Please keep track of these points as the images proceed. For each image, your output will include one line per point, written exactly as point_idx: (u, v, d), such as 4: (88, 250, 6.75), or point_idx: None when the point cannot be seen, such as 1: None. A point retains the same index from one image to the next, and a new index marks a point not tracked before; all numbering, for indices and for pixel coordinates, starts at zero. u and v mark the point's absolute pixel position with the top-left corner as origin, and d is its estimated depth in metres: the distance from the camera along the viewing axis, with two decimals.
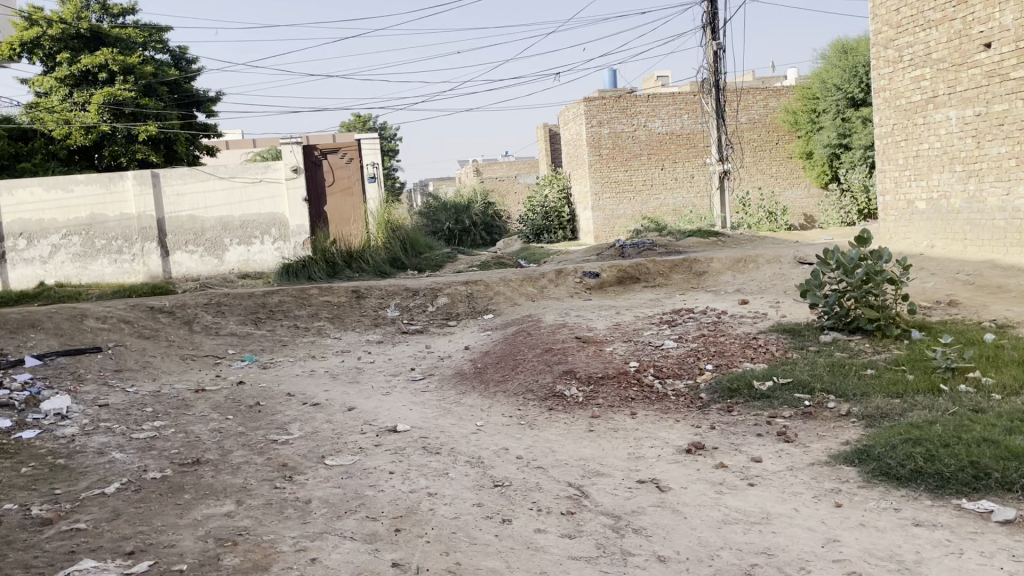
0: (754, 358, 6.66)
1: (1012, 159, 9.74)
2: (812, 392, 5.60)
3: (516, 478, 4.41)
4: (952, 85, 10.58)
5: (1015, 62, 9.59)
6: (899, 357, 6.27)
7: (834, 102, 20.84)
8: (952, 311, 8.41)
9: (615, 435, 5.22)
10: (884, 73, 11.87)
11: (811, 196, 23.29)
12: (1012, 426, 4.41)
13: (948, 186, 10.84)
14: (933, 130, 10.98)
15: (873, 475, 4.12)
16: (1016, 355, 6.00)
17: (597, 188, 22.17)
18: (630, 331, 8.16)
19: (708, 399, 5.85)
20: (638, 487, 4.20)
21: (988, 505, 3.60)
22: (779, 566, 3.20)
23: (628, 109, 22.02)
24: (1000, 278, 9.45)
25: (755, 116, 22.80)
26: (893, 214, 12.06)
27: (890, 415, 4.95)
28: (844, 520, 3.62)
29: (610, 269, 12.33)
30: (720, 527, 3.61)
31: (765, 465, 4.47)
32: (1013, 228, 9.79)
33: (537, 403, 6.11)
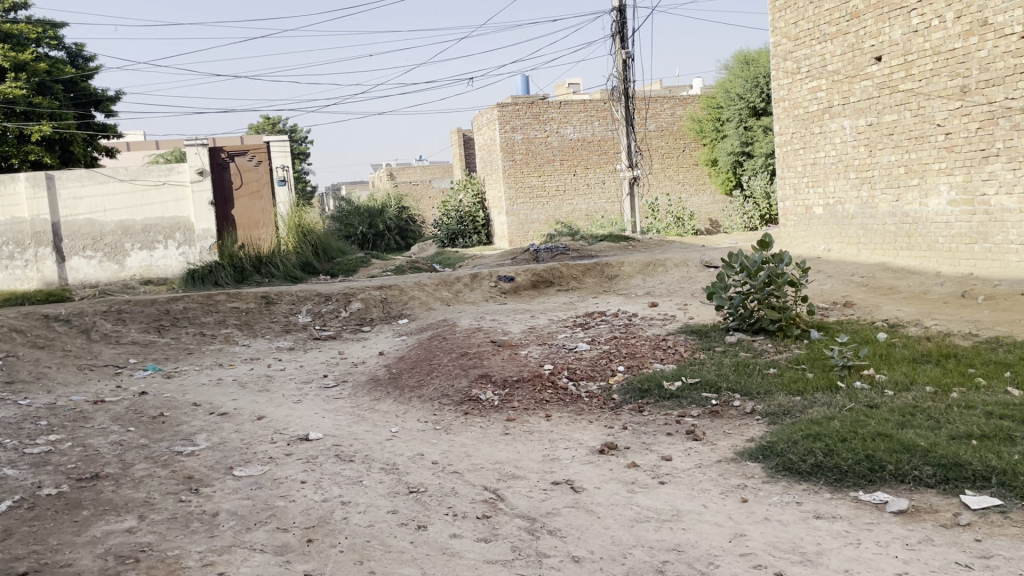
0: (663, 359, 6.83)
1: (901, 167, 10.29)
2: (719, 391, 5.78)
3: (431, 483, 4.39)
4: (846, 96, 11.09)
5: (903, 74, 10.13)
6: (799, 355, 6.55)
7: (738, 111, 21.63)
8: (847, 311, 8.82)
9: (530, 437, 5.26)
10: (784, 84, 12.34)
11: (717, 202, 23.94)
12: (903, 420, 4.67)
13: (843, 193, 11.35)
14: (829, 138, 11.48)
15: (776, 470, 4.27)
16: (907, 353, 6.35)
17: (510, 193, 22.34)
18: (544, 335, 8.24)
19: (620, 399, 5.96)
20: (553, 488, 4.25)
21: (882, 496, 3.80)
22: (689, 562, 3.28)
23: (540, 115, 22.22)
24: (892, 280, 9.98)
25: (663, 124, 23.31)
26: (793, 220, 12.53)
27: (791, 412, 5.15)
28: (749, 515, 3.74)
29: (525, 273, 12.41)
30: (633, 526, 3.68)
31: (674, 463, 4.58)
32: (903, 233, 10.37)
33: (453, 407, 6.09)
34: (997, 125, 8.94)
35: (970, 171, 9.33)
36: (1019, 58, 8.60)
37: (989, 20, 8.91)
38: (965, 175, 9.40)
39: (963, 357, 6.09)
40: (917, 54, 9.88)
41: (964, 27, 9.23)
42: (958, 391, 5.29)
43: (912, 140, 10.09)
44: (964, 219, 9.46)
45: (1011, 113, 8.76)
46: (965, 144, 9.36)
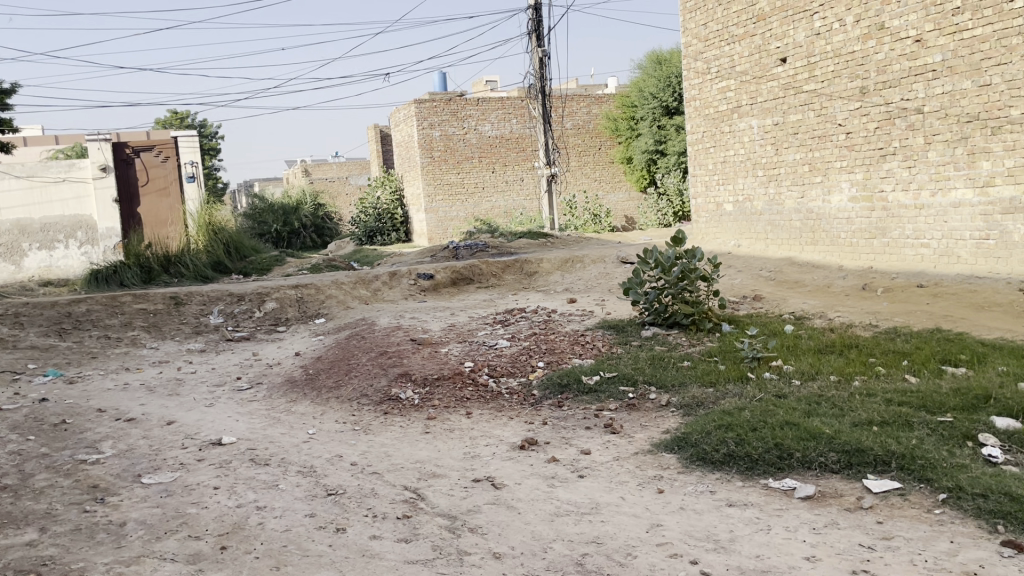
0: (582, 354, 6.91)
1: (805, 165, 10.69)
2: (635, 384, 5.89)
3: (350, 485, 4.33)
4: (754, 96, 11.44)
5: (807, 75, 10.52)
6: (712, 348, 6.73)
7: (651, 110, 22.05)
8: (756, 304, 9.10)
9: (451, 436, 5.24)
10: (694, 84, 12.63)
11: (632, 199, 24.36)
12: (810, 408, 4.86)
13: (751, 190, 11.71)
14: (738, 137, 11.82)
15: (691, 460, 4.37)
16: (811, 344, 6.61)
17: (429, 191, 22.20)
18: (464, 332, 8.23)
19: (540, 395, 6.00)
20: (474, 486, 4.25)
21: (790, 482, 3.95)
22: (608, 554, 3.33)
23: (458, 112, 22.15)
24: (798, 274, 10.36)
25: (579, 122, 23.54)
26: (704, 217, 12.85)
27: (705, 404, 5.29)
28: (665, 505, 3.83)
29: (444, 271, 12.36)
30: (553, 520, 3.71)
31: (593, 457, 4.64)
32: (808, 228, 10.78)
33: (372, 407, 6.02)
34: (894, 125, 9.38)
35: (869, 169, 9.76)
36: (913, 62, 9.05)
37: (886, 24, 9.33)
38: (865, 173, 9.83)
39: (864, 348, 6.38)
40: (819, 56, 10.28)
41: (863, 30, 9.64)
42: (860, 379, 5.55)
43: (816, 139, 10.48)
44: (864, 215, 9.91)
45: (907, 113, 9.21)
46: (864, 143, 9.79)
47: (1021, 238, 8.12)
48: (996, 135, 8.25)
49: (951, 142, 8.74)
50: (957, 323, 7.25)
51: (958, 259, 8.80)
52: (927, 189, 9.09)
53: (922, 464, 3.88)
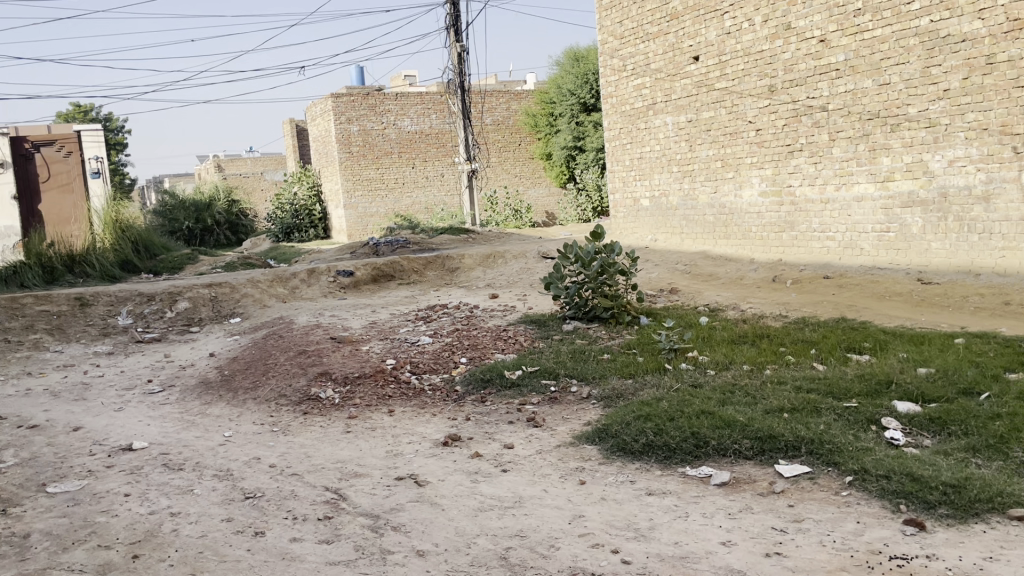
0: (504, 349, 6.93)
1: (718, 161, 10.97)
2: (557, 377, 5.95)
3: (268, 487, 4.23)
4: (668, 93, 11.68)
5: (718, 73, 10.80)
6: (631, 341, 6.86)
7: (569, 107, 22.34)
8: (673, 297, 9.29)
9: (372, 434, 5.19)
10: (611, 81, 12.80)
11: (551, 194, 24.54)
12: (724, 397, 5.00)
13: (667, 185, 11.96)
14: (653, 133, 12.05)
15: (611, 451, 4.44)
16: (725, 335, 6.80)
17: (348, 186, 21.89)
18: (385, 329, 8.15)
19: (463, 391, 5.99)
20: (396, 484, 4.22)
21: (706, 470, 4.06)
22: (531, 547, 3.35)
23: (376, 107, 21.90)
24: (712, 267, 10.63)
25: (499, 118, 23.58)
26: (622, 212, 13.04)
27: (624, 395, 5.38)
28: (587, 496, 3.88)
29: (364, 267, 12.21)
30: (476, 515, 3.72)
31: (516, 451, 4.67)
32: (721, 223, 11.08)
33: (291, 408, 5.91)
34: (801, 122, 9.72)
35: (777, 164, 10.09)
36: (818, 61, 9.40)
37: (792, 25, 9.66)
38: (773, 169, 10.16)
39: (774, 337, 6.60)
40: (730, 54, 10.57)
41: (770, 30, 9.95)
42: (771, 367, 5.74)
43: (727, 136, 10.78)
44: (773, 210, 10.24)
45: (812, 111, 9.56)
46: (773, 139, 10.12)
47: (919, 230, 8.55)
48: (895, 132, 8.66)
49: (854, 138, 9.12)
50: (861, 312, 7.58)
51: (861, 251, 9.22)
52: (831, 184, 9.46)
53: (830, 448, 4.05)
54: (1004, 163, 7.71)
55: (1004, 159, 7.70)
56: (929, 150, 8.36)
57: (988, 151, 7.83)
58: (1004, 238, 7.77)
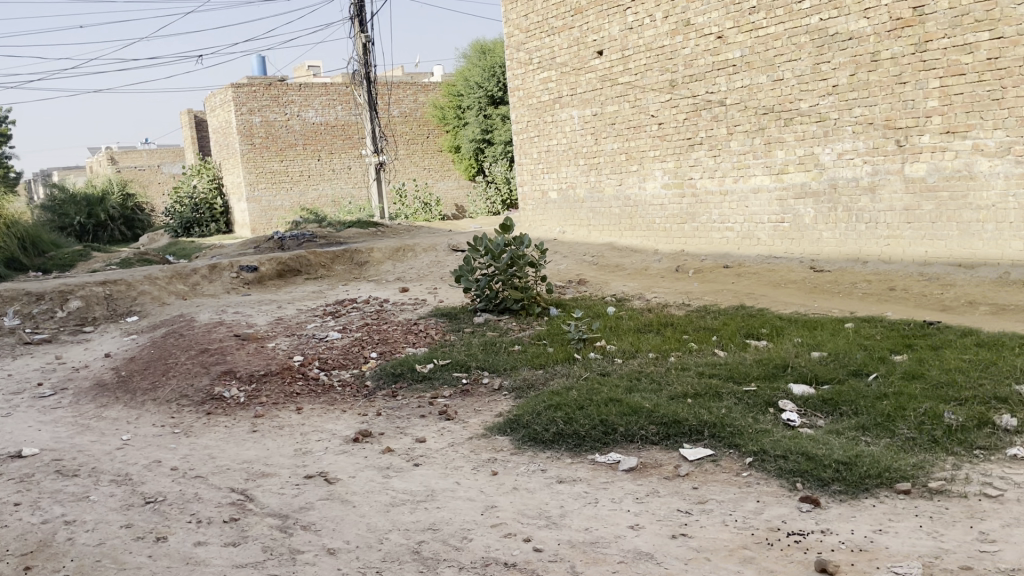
0: (415, 343, 6.89)
1: (622, 154, 11.18)
2: (468, 370, 5.96)
3: (171, 491, 4.10)
4: (573, 87, 11.82)
5: (622, 68, 10.99)
6: (540, 332, 6.93)
7: (476, 100, 22.30)
8: (581, 288, 9.42)
9: (280, 433, 5.09)
10: (517, 74, 12.86)
11: (461, 187, 24.50)
12: (632, 384, 5.12)
13: (574, 178, 12.11)
14: (560, 127, 12.17)
15: (523, 441, 4.48)
16: (632, 324, 6.95)
17: (250, 179, 21.29)
18: (292, 325, 7.98)
19: (373, 386, 5.93)
20: (305, 483, 4.15)
21: (615, 456, 4.14)
22: (444, 539, 3.35)
23: (279, 98, 21.35)
24: (618, 258, 10.84)
25: (406, 110, 23.39)
26: (531, 204, 13.12)
27: (535, 385, 5.44)
28: (499, 487, 3.91)
29: (269, 263, 11.92)
30: (388, 510, 3.70)
31: (428, 444, 4.65)
32: (626, 215, 11.31)
33: (194, 408, 5.73)
34: (700, 116, 10.00)
35: (679, 157, 10.36)
36: (716, 57, 9.69)
37: (691, 21, 9.93)
38: (675, 162, 10.43)
39: (678, 325, 6.79)
40: (632, 49, 10.77)
41: (671, 26, 10.20)
42: (675, 354, 5.90)
43: (631, 130, 10.99)
44: (676, 201, 10.52)
45: (711, 106, 9.85)
46: (674, 133, 10.38)
47: (811, 220, 8.96)
48: (788, 126, 9.01)
49: (750, 132, 9.45)
50: (758, 300, 7.88)
51: (758, 241, 9.57)
52: (730, 176, 9.78)
53: (731, 431, 4.20)
54: (888, 155, 8.15)
55: (888, 153, 8.14)
56: (820, 143, 8.75)
57: (874, 144, 8.26)
58: (888, 227, 8.25)
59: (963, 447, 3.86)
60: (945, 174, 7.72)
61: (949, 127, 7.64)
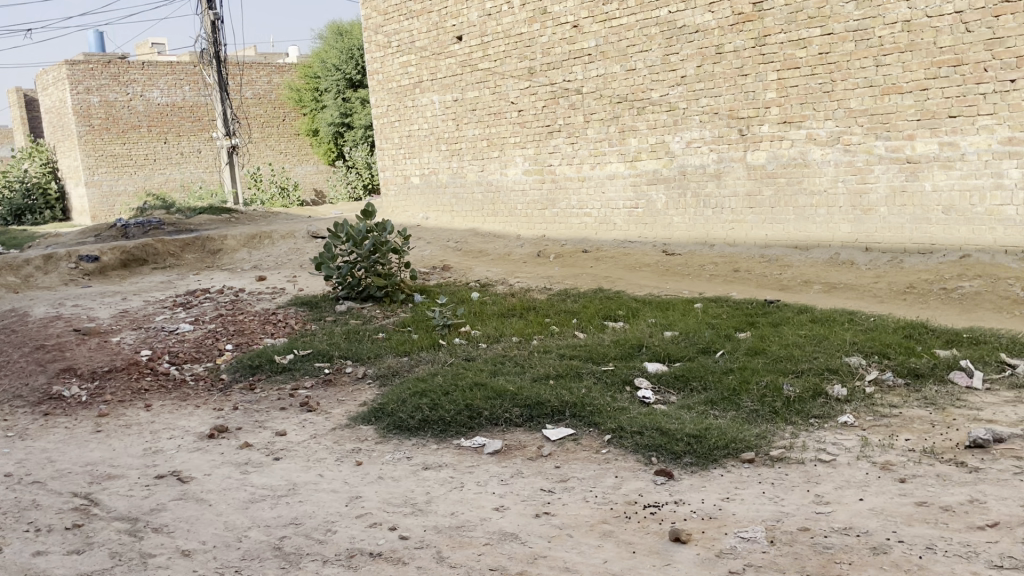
0: (273, 334, 6.68)
1: (483, 140, 11.24)
2: (330, 359, 5.84)
3: (4, 500, 3.79)
4: (433, 72, 11.75)
5: (481, 54, 11.03)
6: (405, 319, 6.88)
7: (335, 82, 21.72)
8: (445, 274, 9.41)
9: (127, 432, 4.80)
10: (376, 57, 12.65)
11: (320, 172, 23.97)
12: (496, 368, 5.17)
13: (436, 164, 12.06)
14: (420, 112, 12.09)
15: (387, 429, 4.44)
16: (496, 309, 7.01)
17: (89, 162, 19.88)
18: (139, 318, 7.54)
19: (229, 379, 5.70)
20: (157, 483, 3.94)
21: (480, 440, 4.18)
22: (307, 534, 3.28)
23: (119, 76, 20.03)
24: (481, 244, 10.89)
25: (260, 91, 22.54)
26: (392, 189, 12.95)
27: (400, 373, 5.40)
28: (364, 476, 3.86)
29: (111, 252, 11.19)
30: (247, 507, 3.58)
31: (289, 437, 4.53)
32: (488, 200, 11.38)
33: (29, 410, 5.32)
34: (558, 104, 10.19)
35: (538, 144, 10.52)
36: (572, 45, 9.90)
37: (548, 9, 10.07)
38: (535, 148, 10.59)
39: (540, 309, 6.92)
40: (491, 36, 10.83)
41: (528, 14, 10.32)
42: (538, 338, 6.01)
43: (491, 116, 11.06)
44: (536, 187, 10.69)
45: (568, 94, 10.05)
46: (534, 120, 10.53)
47: (663, 206, 9.32)
48: (641, 115, 9.33)
49: (605, 120, 9.71)
50: (616, 283, 8.14)
51: (614, 226, 9.88)
52: (587, 163, 10.03)
53: (591, 410, 4.33)
54: (732, 144, 8.59)
55: (732, 141, 8.58)
56: (670, 132, 9.11)
57: (719, 133, 8.68)
58: (732, 212, 8.71)
59: (801, 416, 4.15)
60: (783, 162, 8.23)
61: (786, 118, 8.14)
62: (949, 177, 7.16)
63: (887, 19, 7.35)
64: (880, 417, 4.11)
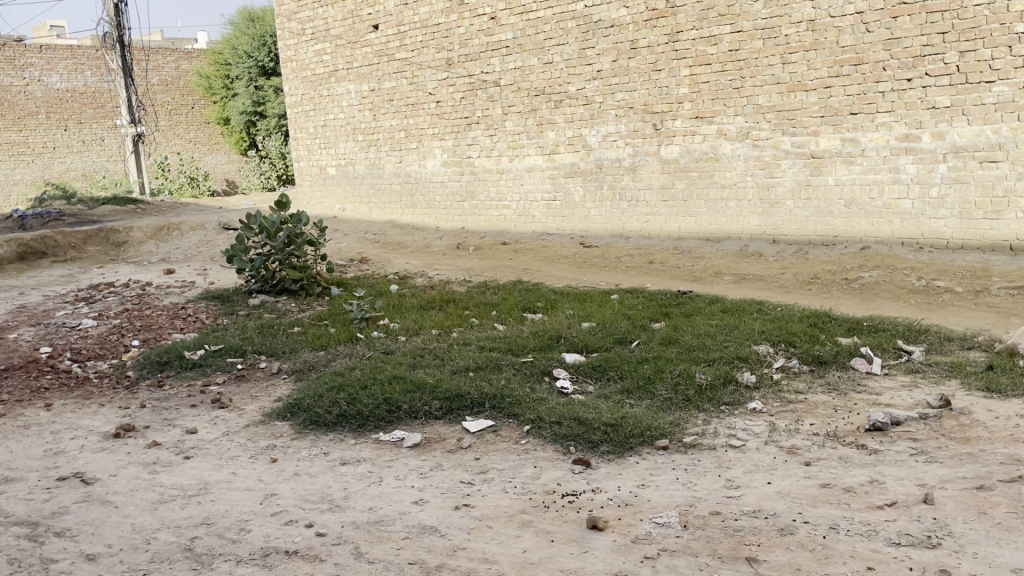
0: (183, 328, 6.46)
1: (401, 131, 11.13)
2: (244, 355, 5.69)
3: None
4: (349, 60, 11.57)
5: (398, 43, 10.91)
6: (321, 312, 6.76)
7: (247, 70, 21.09)
8: (363, 267, 9.28)
9: (24, 433, 4.57)
10: (290, 44, 12.36)
11: (231, 161, 23.30)
12: (415, 361, 5.14)
13: (353, 154, 11.88)
14: (336, 101, 11.88)
15: (304, 425, 4.36)
16: (415, 302, 6.95)
17: None
18: (37, 314, 7.19)
19: (136, 376, 5.50)
20: (59, 485, 3.77)
21: (399, 434, 4.15)
22: (219, 533, 3.20)
23: (15, 60, 18.95)
24: (400, 236, 10.78)
25: (167, 78, 21.77)
26: (308, 180, 12.69)
27: (316, 367, 5.31)
28: (279, 474, 3.78)
29: (8, 244, 10.61)
30: (156, 508, 3.46)
31: (200, 435, 4.40)
32: (407, 192, 11.27)
33: None
34: (476, 95, 10.18)
35: (457, 136, 10.49)
36: (489, 37, 9.90)
37: (465, 1, 10.04)
38: (453, 140, 10.55)
39: (460, 302, 6.90)
40: (408, 25, 10.72)
41: (445, 4, 10.26)
42: (457, 330, 6.00)
43: (409, 107, 10.95)
44: (455, 179, 10.65)
45: (487, 86, 10.04)
46: (452, 111, 10.48)
47: (580, 198, 9.42)
48: (558, 108, 9.40)
49: (523, 113, 9.75)
50: (535, 275, 8.18)
51: (533, 219, 9.94)
52: (506, 156, 10.04)
53: (510, 401, 4.35)
54: (646, 138, 8.75)
55: (647, 135, 8.74)
56: (587, 125, 9.21)
57: (634, 127, 8.82)
58: (647, 205, 8.87)
59: (712, 403, 4.27)
60: (695, 156, 8.43)
61: (697, 113, 8.33)
62: (850, 172, 7.47)
63: (792, 19, 7.61)
64: (787, 403, 4.27)
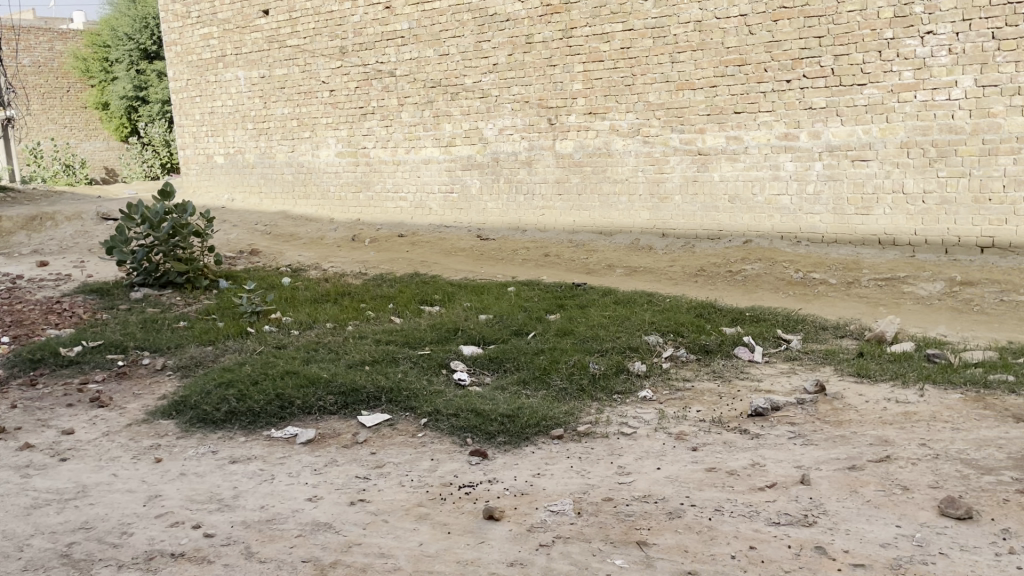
0: (58, 324, 6.11)
1: (293, 120, 10.86)
2: (125, 351, 5.44)
3: None
4: (238, 46, 11.20)
5: (289, 30, 10.64)
6: (209, 306, 6.53)
7: (127, 53, 19.97)
8: (253, 259, 9.00)
9: None
10: (174, 27, 11.84)
11: (111, 148, 22.16)
12: (308, 355, 5.04)
13: (242, 143, 11.50)
14: (224, 88, 11.48)
15: (191, 423, 4.21)
16: (308, 295, 6.81)
17: None
18: None
19: (5, 375, 5.16)
20: None
21: (292, 430, 4.06)
22: (99, 538, 3.05)
23: None
24: (292, 227, 10.52)
25: (39, 58, 20.55)
26: (194, 169, 12.20)
27: (203, 363, 5.13)
28: (164, 474, 3.64)
29: None
30: (29, 513, 3.27)
31: (77, 436, 4.17)
32: (299, 182, 11.00)
33: None
34: (371, 85, 10.04)
35: (351, 126, 10.32)
36: (384, 27, 9.78)
37: None
38: (347, 130, 10.38)
39: (355, 294, 6.80)
40: (299, 12, 10.47)
41: None
42: (353, 323, 5.92)
43: (301, 95, 10.70)
44: (350, 170, 10.48)
45: (381, 76, 9.93)
46: (346, 101, 10.30)
47: (476, 191, 9.43)
48: (455, 100, 9.38)
49: (419, 105, 9.68)
50: (431, 267, 8.15)
51: (429, 211, 9.88)
52: (401, 147, 9.95)
53: (406, 395, 4.33)
54: (542, 132, 8.85)
55: (542, 130, 8.84)
56: (483, 118, 9.23)
57: (530, 121, 8.91)
58: (542, 198, 8.98)
59: (605, 393, 4.37)
60: (589, 151, 8.58)
61: (591, 108, 8.49)
62: (735, 168, 7.77)
63: (681, 19, 7.84)
64: (675, 391, 4.41)
